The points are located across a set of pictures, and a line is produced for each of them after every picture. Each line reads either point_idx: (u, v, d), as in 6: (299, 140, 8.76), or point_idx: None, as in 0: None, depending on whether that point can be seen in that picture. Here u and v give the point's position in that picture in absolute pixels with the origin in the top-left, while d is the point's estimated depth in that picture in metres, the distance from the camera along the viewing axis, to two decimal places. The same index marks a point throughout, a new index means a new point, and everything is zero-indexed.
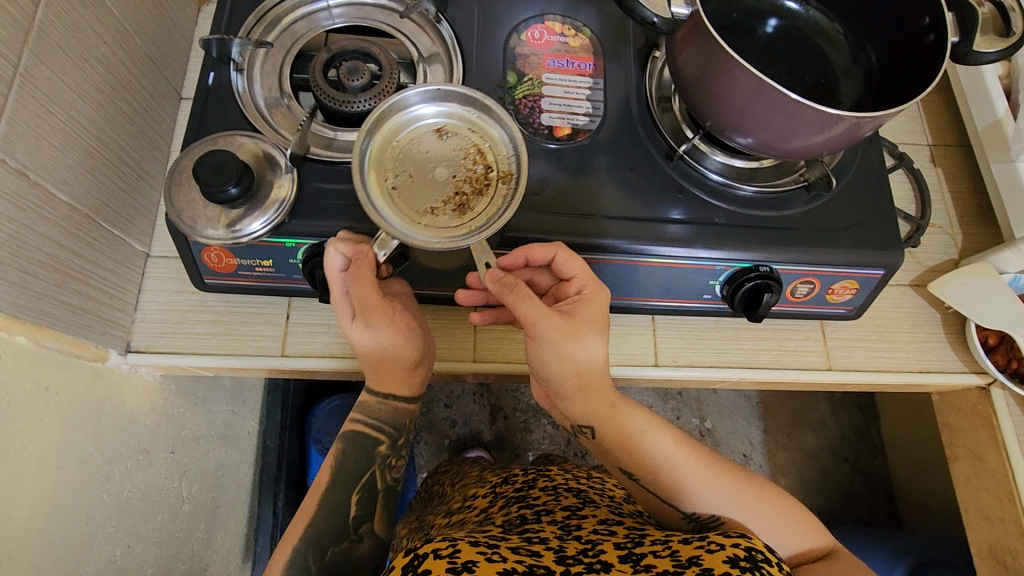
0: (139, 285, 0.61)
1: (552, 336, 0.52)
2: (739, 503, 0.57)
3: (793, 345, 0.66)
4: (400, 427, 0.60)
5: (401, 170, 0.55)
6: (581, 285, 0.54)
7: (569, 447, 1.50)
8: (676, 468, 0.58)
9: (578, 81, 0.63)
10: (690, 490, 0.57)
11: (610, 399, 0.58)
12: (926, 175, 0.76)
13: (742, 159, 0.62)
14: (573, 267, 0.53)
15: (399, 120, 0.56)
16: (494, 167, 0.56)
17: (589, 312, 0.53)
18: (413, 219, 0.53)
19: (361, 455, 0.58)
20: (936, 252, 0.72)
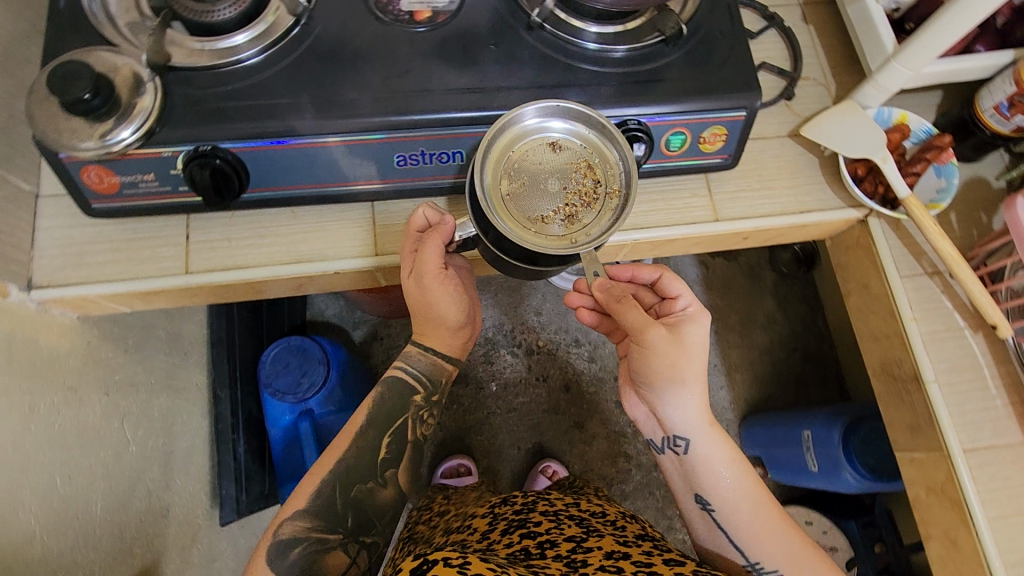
0: (33, 225, 0.62)
1: (664, 346, 0.58)
2: (786, 544, 0.61)
3: (680, 203, 0.70)
4: (433, 382, 0.71)
5: (514, 179, 0.58)
6: (694, 312, 0.62)
7: (531, 372, 1.55)
8: (743, 504, 0.62)
9: None
10: (760, 534, 0.61)
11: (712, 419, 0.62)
12: (799, 32, 0.79)
13: (613, 26, 0.64)
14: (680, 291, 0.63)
15: (514, 137, 0.58)
16: (603, 180, 0.59)
17: (698, 337, 0.61)
18: (524, 231, 0.56)
19: (396, 401, 0.69)
20: (811, 102, 0.76)
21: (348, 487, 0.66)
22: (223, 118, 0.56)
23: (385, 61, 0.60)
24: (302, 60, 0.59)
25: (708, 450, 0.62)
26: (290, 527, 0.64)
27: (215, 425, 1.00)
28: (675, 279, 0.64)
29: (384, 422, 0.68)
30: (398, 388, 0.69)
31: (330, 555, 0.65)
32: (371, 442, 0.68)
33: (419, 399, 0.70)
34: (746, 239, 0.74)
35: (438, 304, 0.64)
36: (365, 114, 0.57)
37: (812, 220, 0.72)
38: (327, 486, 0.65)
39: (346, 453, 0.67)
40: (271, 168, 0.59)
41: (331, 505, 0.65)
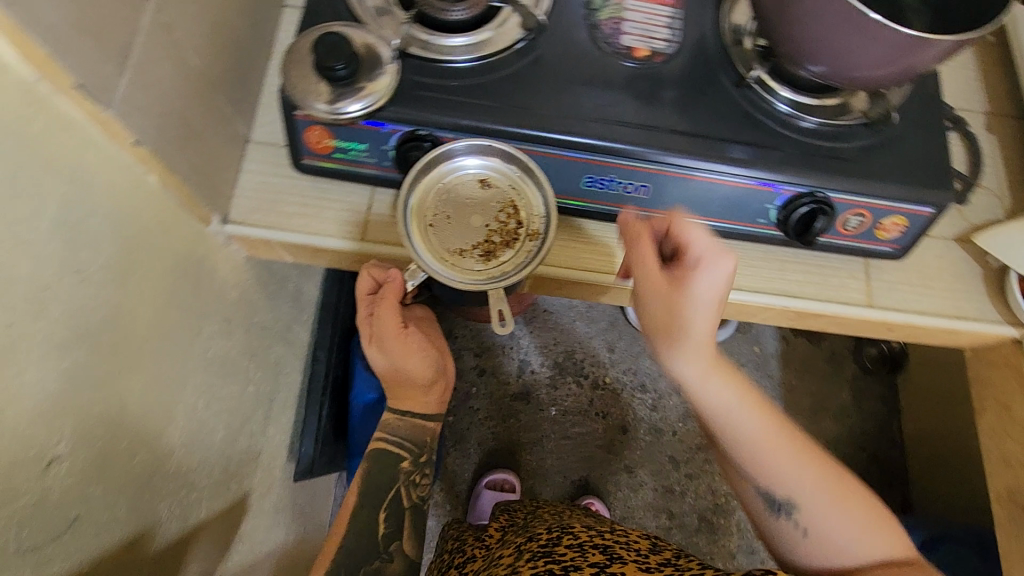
0: (239, 166, 0.67)
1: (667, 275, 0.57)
2: (817, 489, 0.55)
3: (837, 281, 0.70)
4: (421, 445, 0.78)
5: (441, 211, 0.62)
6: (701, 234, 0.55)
7: (593, 405, 1.55)
8: (767, 451, 0.55)
9: (659, 11, 0.67)
10: (790, 484, 0.55)
11: (718, 361, 0.56)
12: (982, 141, 0.78)
13: (810, 97, 0.65)
14: (687, 241, 0.56)
15: (444, 169, 0.62)
16: (525, 220, 0.62)
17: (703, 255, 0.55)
18: (439, 262, 0.61)
19: (382, 474, 0.75)
20: (983, 211, 0.75)
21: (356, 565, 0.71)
22: (443, 107, 0.60)
23: (596, 87, 0.63)
24: (521, 70, 0.63)
25: (716, 413, 0.56)
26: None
27: (309, 383, 1.04)
28: (682, 226, 0.56)
29: (373, 488, 0.75)
30: (385, 469, 0.75)
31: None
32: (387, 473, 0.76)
33: (407, 467, 0.77)
34: (890, 331, 0.73)
35: (406, 366, 0.72)
36: (571, 132, 0.60)
37: (968, 327, 0.70)
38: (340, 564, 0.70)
39: (361, 498, 0.74)
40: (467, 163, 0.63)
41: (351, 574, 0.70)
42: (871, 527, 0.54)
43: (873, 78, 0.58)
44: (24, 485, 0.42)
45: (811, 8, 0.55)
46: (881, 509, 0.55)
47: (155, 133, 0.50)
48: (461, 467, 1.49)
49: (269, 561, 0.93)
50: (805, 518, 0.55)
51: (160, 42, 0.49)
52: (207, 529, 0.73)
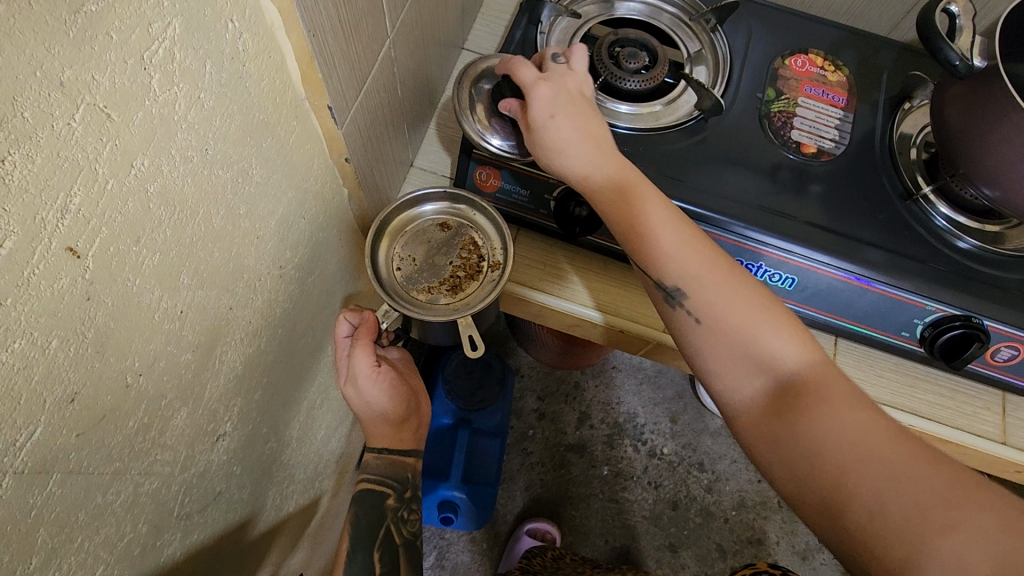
0: (400, 188, 0.72)
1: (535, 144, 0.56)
2: (779, 344, 0.49)
3: (970, 410, 0.67)
4: (402, 480, 0.68)
5: (406, 254, 0.60)
6: (552, 85, 0.57)
7: (647, 474, 1.51)
8: (706, 290, 0.51)
9: (830, 111, 0.68)
10: (759, 343, 0.49)
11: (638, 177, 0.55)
12: None
13: (966, 219, 0.64)
14: (522, 82, 0.57)
15: (406, 211, 0.61)
16: (486, 255, 0.60)
17: (541, 91, 0.56)
18: (407, 299, 0.57)
19: (371, 515, 0.65)
20: None
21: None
22: None
23: (759, 174, 0.64)
24: (687, 147, 0.65)
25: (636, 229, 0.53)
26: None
27: None
28: (515, 64, 0.58)
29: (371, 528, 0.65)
30: (367, 499, 0.66)
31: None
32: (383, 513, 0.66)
33: (393, 501, 0.67)
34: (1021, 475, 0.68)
35: (374, 402, 0.63)
36: (731, 214, 0.61)
37: None
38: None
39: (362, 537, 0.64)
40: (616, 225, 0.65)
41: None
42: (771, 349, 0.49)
43: None
44: (198, 457, 0.45)
45: (1010, 136, 0.54)
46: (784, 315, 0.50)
47: (360, 153, 0.54)
48: (502, 508, 1.47)
49: (323, 562, 0.95)
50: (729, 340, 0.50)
51: (383, 74, 0.54)
52: (291, 522, 0.76)
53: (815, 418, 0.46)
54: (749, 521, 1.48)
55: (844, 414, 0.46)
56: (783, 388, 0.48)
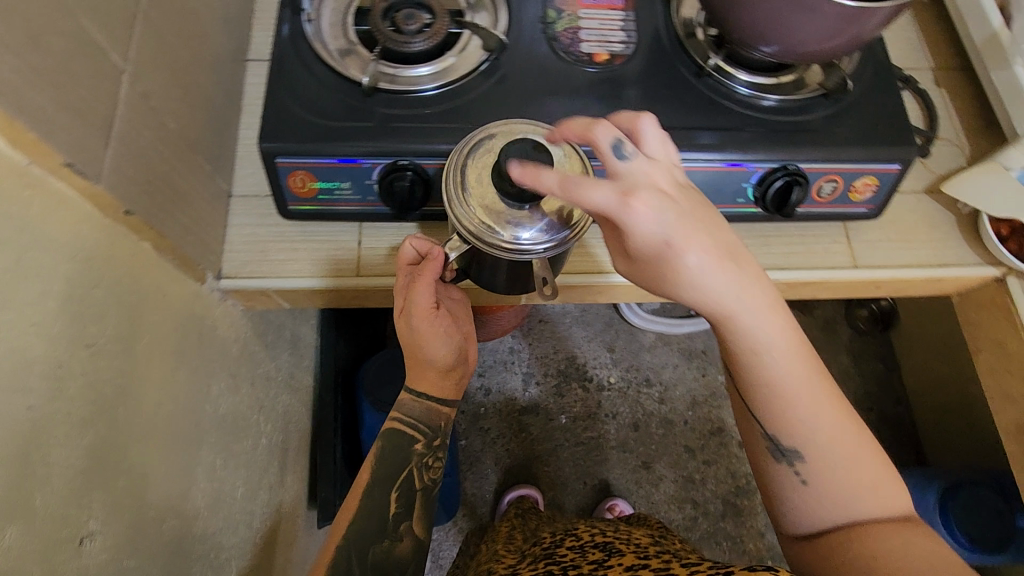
0: (226, 222, 0.68)
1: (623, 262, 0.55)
2: (860, 453, 0.53)
3: (820, 247, 0.73)
4: (433, 428, 0.69)
5: None
6: (641, 199, 0.46)
7: (603, 407, 1.56)
8: (806, 419, 0.53)
9: (611, 14, 0.70)
10: (844, 478, 0.53)
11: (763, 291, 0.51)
12: (934, 95, 0.81)
13: (768, 80, 0.68)
14: (592, 203, 0.46)
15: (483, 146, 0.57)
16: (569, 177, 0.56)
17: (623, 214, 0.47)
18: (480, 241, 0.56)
19: (396, 454, 0.68)
20: (945, 162, 0.78)
21: (362, 548, 0.64)
22: (418, 136, 0.61)
23: (565, 95, 0.65)
24: (488, 90, 0.65)
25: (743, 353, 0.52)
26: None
27: (317, 428, 1.04)
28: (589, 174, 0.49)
29: (391, 473, 0.67)
30: (396, 441, 0.68)
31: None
32: (404, 462, 0.68)
33: (420, 446, 0.69)
34: (881, 287, 0.75)
35: (429, 345, 0.63)
36: None
37: (956, 271, 0.72)
38: (343, 551, 0.63)
39: (374, 491, 0.66)
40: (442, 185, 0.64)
41: (351, 567, 0.63)
42: (862, 467, 0.53)
43: (836, 48, 0.60)
44: (66, 567, 0.42)
45: None
46: (888, 474, 0.53)
47: (144, 201, 0.51)
48: (479, 490, 1.48)
49: None
50: (809, 468, 0.54)
51: (136, 112, 0.50)
52: None
53: (877, 539, 0.49)
54: (705, 415, 1.56)
55: (922, 541, 0.48)
56: (839, 530, 0.52)
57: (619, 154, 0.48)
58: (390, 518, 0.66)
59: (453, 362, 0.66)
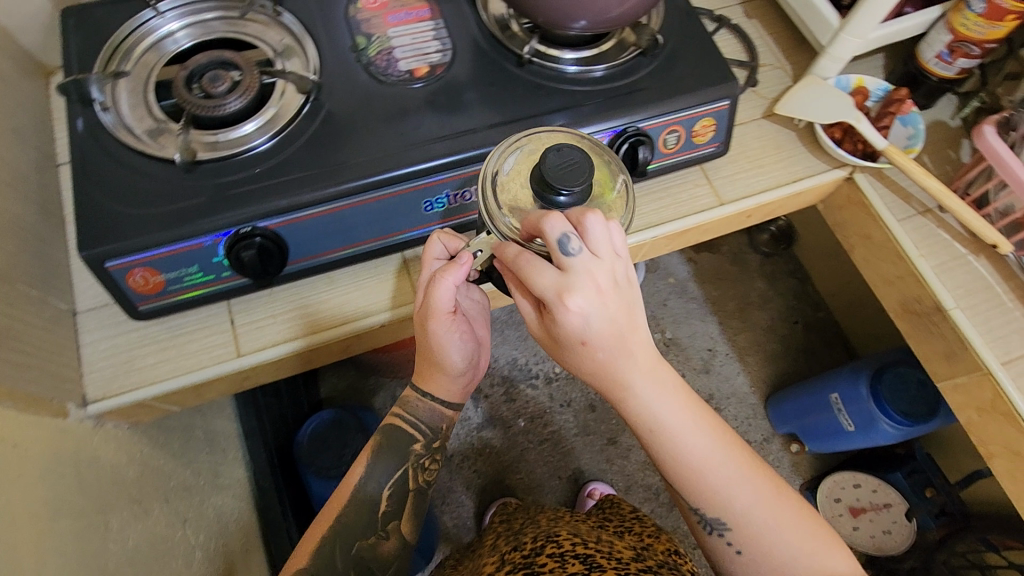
0: (77, 342, 0.62)
1: (541, 334, 0.55)
2: (807, 545, 0.56)
3: (685, 195, 0.75)
4: (435, 431, 0.70)
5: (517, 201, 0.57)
6: (574, 298, 0.48)
7: (555, 399, 1.56)
8: (735, 499, 0.57)
9: (421, 26, 0.68)
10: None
11: (673, 386, 0.55)
12: (748, 28, 0.86)
13: (590, 51, 0.69)
14: (537, 287, 0.49)
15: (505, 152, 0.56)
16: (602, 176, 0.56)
17: (557, 307, 0.49)
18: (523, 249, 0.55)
19: (394, 453, 0.68)
20: (774, 85, 0.82)
21: (347, 544, 0.65)
22: (256, 197, 0.58)
23: (397, 116, 0.63)
24: (317, 132, 0.62)
25: (642, 420, 0.56)
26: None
27: (263, 517, 0.98)
28: (527, 267, 0.49)
29: (383, 474, 0.68)
30: (397, 438, 0.69)
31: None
32: (396, 463, 0.68)
33: (419, 446, 0.69)
34: (751, 217, 0.79)
35: (443, 348, 0.64)
36: (388, 167, 0.60)
37: (810, 182, 0.77)
38: (328, 546, 0.64)
39: (361, 491, 0.67)
40: (320, 236, 0.62)
41: (334, 563, 0.64)
42: (806, 555, 0.56)
43: (636, 3, 0.62)
44: None
45: None
46: (813, 520, 0.58)
47: None
48: (459, 519, 1.45)
49: None
50: (737, 540, 0.58)
51: None
52: None
53: None
54: None
55: None
56: None
57: (567, 251, 0.48)
58: (378, 517, 0.67)
59: (466, 365, 0.68)
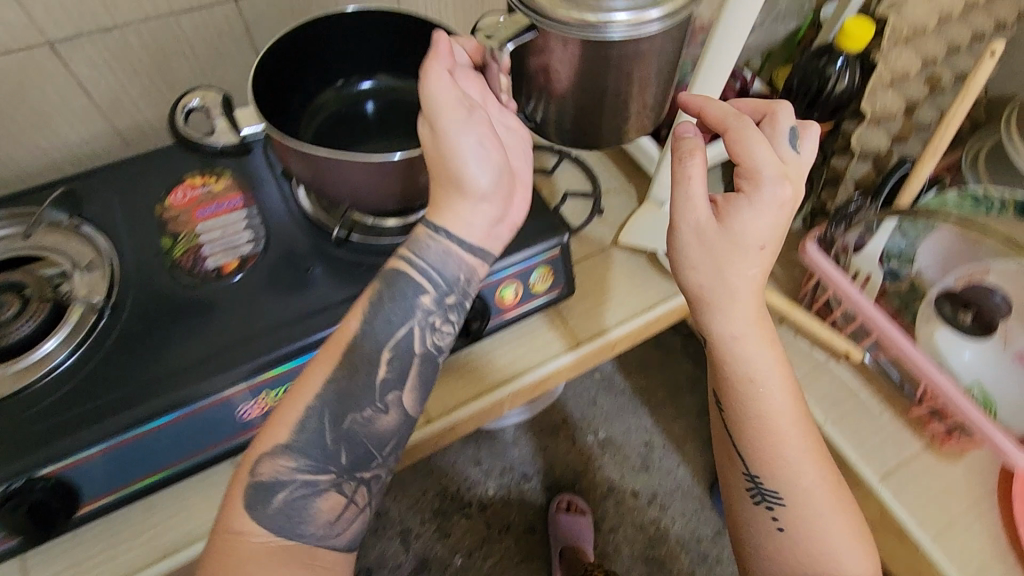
0: None
1: (700, 224, 0.53)
2: (827, 508, 0.59)
3: (540, 340, 0.72)
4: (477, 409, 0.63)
5: None
6: (772, 186, 0.50)
7: (491, 526, 1.45)
8: (810, 483, 0.59)
9: (232, 217, 0.65)
10: None
11: (759, 316, 0.56)
12: (588, 158, 0.88)
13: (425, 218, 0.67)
14: (754, 158, 0.50)
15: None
16: None
17: (767, 198, 0.50)
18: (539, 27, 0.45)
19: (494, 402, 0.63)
20: (620, 211, 0.83)
21: (339, 418, 0.50)
22: (29, 446, 0.51)
23: (204, 319, 0.59)
24: (111, 352, 0.57)
25: (749, 377, 0.58)
26: (269, 465, 0.49)
27: None
28: (747, 139, 0.51)
29: (393, 322, 0.52)
30: (405, 288, 0.53)
31: (322, 498, 0.50)
32: (379, 342, 0.52)
33: (428, 300, 0.53)
34: (618, 347, 0.76)
35: (442, 100, 0.48)
36: (187, 383, 0.54)
37: (665, 308, 0.76)
38: (314, 419, 0.50)
39: (359, 327, 0.52)
40: (139, 458, 0.55)
41: (321, 438, 0.50)
42: None
43: None
44: None
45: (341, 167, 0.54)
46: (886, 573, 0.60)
47: None
48: None
49: None
50: (784, 517, 0.60)
51: None
52: None
53: None
54: (591, 482, 1.51)
55: None
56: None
57: (794, 146, 0.53)
58: (374, 391, 0.51)
59: (488, 183, 0.51)
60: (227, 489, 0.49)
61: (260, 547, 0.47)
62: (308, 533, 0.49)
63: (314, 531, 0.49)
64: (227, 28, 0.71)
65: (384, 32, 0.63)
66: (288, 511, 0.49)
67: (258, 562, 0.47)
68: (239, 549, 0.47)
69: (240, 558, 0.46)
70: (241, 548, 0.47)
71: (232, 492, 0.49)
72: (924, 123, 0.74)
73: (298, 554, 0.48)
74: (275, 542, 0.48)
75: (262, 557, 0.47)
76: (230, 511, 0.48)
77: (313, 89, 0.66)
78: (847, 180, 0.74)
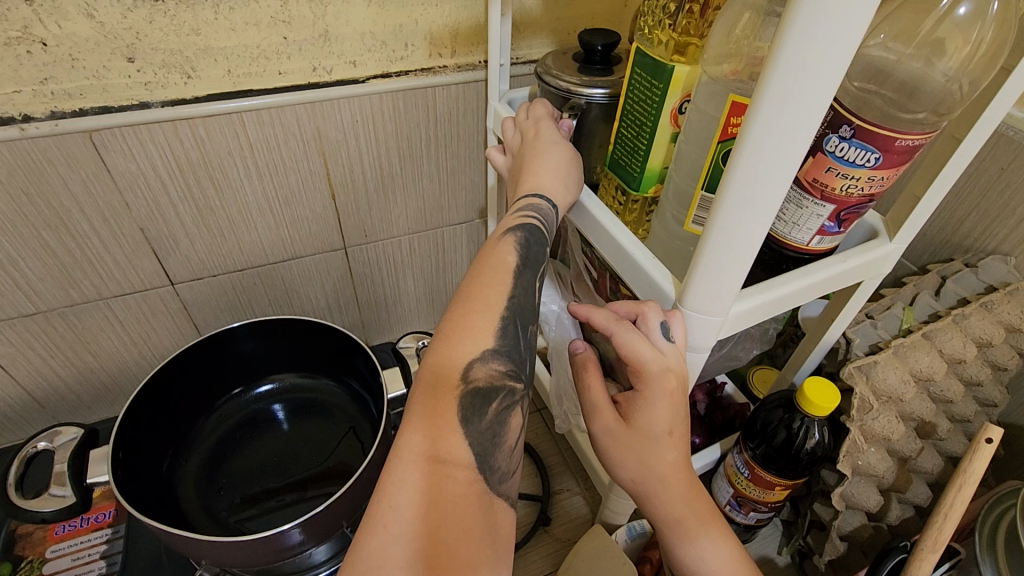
0: None
1: (611, 425, 0.46)
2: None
3: None
4: None
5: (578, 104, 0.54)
6: (648, 364, 0.42)
7: None
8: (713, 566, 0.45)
9: (92, 537, 0.61)
10: None
11: (697, 494, 0.46)
12: (542, 446, 0.80)
13: (322, 551, 0.58)
14: (635, 360, 0.42)
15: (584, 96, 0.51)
16: None
17: (658, 390, 0.42)
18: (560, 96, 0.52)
19: None
20: (570, 522, 0.72)
21: (527, 327, 0.42)
22: None
23: None
24: None
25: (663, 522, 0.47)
26: (483, 371, 0.38)
27: None
28: (630, 343, 0.42)
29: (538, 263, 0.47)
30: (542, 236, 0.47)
31: (513, 412, 0.38)
32: (532, 285, 0.45)
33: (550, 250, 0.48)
34: None
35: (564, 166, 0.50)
36: None
37: None
38: (510, 324, 0.41)
39: (511, 289, 0.43)
40: None
41: (519, 342, 0.41)
42: None
43: (324, 522, 0.52)
44: None
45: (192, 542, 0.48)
46: None
47: None
48: None
49: None
50: None
51: None
52: None
53: None
54: None
55: None
56: None
57: (669, 338, 0.42)
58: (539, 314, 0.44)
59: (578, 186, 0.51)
60: (424, 388, 0.37)
61: (467, 482, 0.34)
62: (497, 469, 0.35)
63: (501, 464, 0.36)
64: (163, 308, 0.70)
65: (283, 344, 0.66)
66: (494, 426, 0.36)
67: (440, 513, 0.31)
68: (452, 488, 0.33)
69: (452, 499, 0.32)
70: (460, 488, 0.33)
71: (431, 390, 0.37)
72: (925, 470, 0.61)
73: (481, 502, 0.33)
74: (472, 478, 0.34)
75: (455, 497, 0.33)
76: (437, 407, 0.36)
77: (220, 400, 0.67)
78: (833, 533, 0.61)
